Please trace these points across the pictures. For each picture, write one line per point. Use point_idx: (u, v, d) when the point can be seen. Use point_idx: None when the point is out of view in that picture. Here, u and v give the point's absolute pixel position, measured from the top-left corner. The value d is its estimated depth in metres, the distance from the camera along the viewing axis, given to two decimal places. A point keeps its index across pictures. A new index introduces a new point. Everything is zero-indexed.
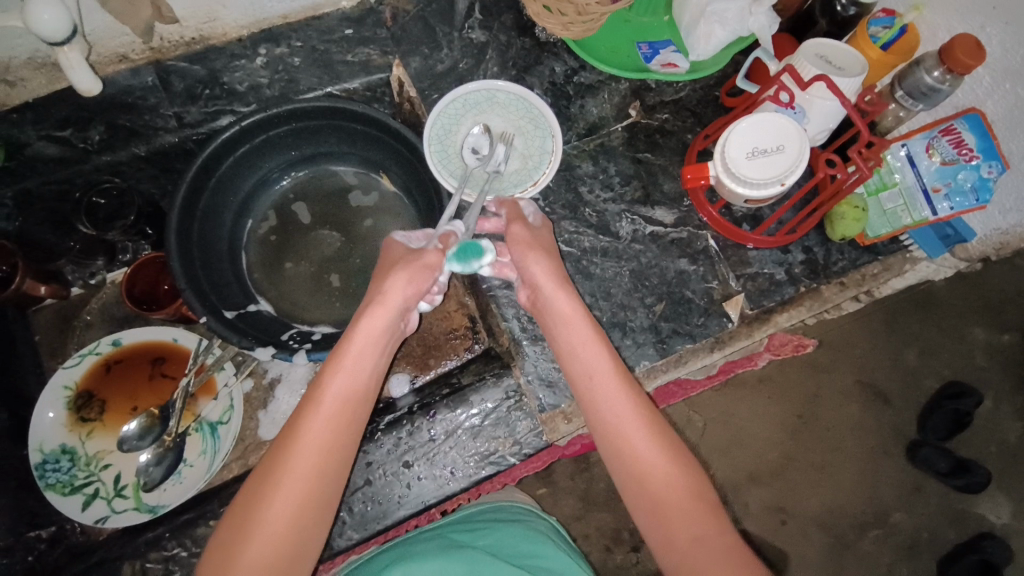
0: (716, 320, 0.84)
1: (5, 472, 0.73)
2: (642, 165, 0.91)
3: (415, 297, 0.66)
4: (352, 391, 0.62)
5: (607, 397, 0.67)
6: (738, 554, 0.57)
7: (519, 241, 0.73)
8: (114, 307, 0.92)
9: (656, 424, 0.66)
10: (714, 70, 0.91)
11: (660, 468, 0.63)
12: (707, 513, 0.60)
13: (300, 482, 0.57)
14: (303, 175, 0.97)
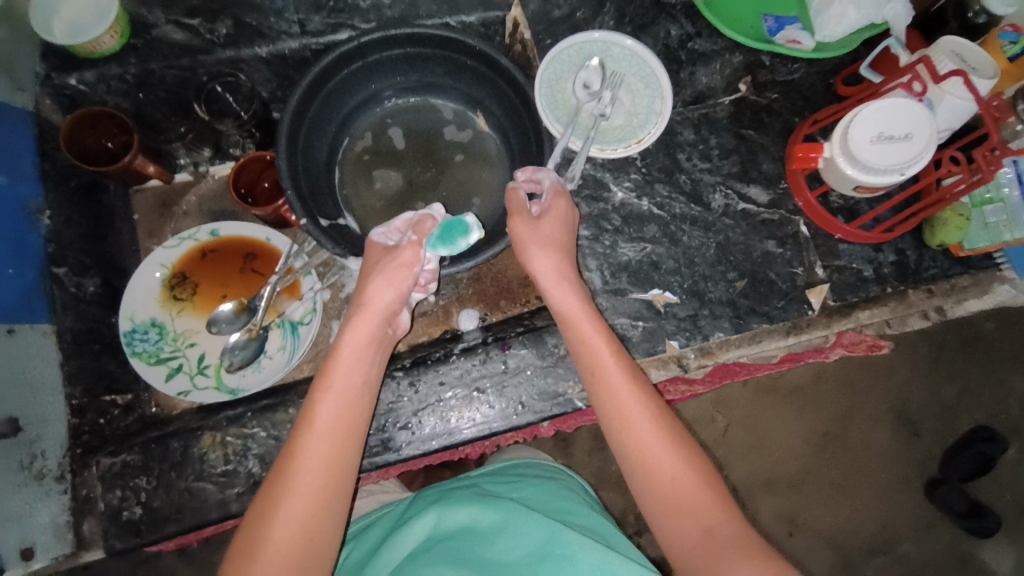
0: (796, 306, 0.83)
1: (92, 335, 0.77)
2: (743, 141, 0.89)
3: (397, 299, 0.68)
4: (346, 402, 0.65)
5: (616, 386, 0.67)
6: (750, 547, 0.60)
7: (525, 238, 0.72)
8: (212, 203, 0.92)
9: (665, 423, 0.66)
10: (840, 52, 0.89)
11: (672, 466, 0.65)
12: (720, 508, 0.63)
13: (308, 497, 0.61)
14: (402, 103, 0.98)
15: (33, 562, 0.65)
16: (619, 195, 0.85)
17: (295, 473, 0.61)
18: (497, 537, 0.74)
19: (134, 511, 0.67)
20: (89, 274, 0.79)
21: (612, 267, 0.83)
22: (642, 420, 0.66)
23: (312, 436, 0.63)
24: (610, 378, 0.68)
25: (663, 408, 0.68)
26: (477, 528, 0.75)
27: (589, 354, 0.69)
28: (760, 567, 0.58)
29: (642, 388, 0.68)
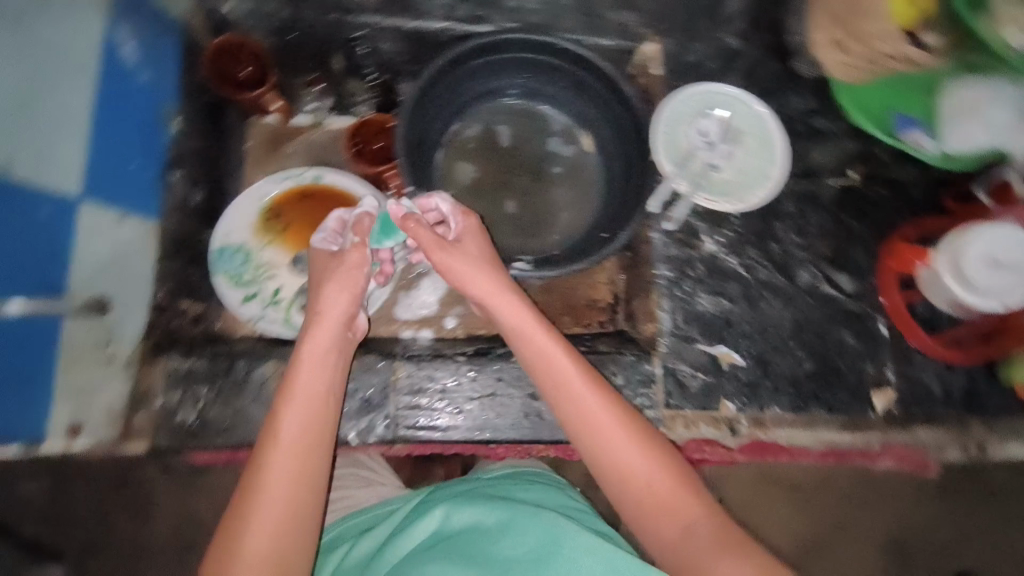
0: (858, 404, 0.83)
1: (183, 245, 0.80)
2: (842, 226, 0.88)
3: (352, 305, 0.65)
4: (309, 410, 0.57)
5: (618, 447, 0.58)
6: (733, 544, 0.52)
7: (457, 266, 0.68)
8: (318, 151, 0.93)
9: (635, 425, 0.59)
10: (971, 165, 0.86)
11: (645, 467, 0.57)
12: (696, 503, 0.56)
13: (273, 521, 0.52)
14: (515, 102, 0.99)
15: (77, 441, 0.67)
16: (709, 246, 0.86)
17: (256, 492, 0.53)
18: (497, 540, 0.56)
19: (188, 416, 0.71)
20: (200, 186, 0.83)
21: (686, 314, 0.84)
22: (613, 432, 0.58)
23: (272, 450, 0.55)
24: (575, 394, 0.60)
25: (631, 410, 0.61)
26: (473, 528, 0.59)
27: (549, 365, 0.62)
28: (751, 570, 0.49)
29: (606, 391, 0.61)
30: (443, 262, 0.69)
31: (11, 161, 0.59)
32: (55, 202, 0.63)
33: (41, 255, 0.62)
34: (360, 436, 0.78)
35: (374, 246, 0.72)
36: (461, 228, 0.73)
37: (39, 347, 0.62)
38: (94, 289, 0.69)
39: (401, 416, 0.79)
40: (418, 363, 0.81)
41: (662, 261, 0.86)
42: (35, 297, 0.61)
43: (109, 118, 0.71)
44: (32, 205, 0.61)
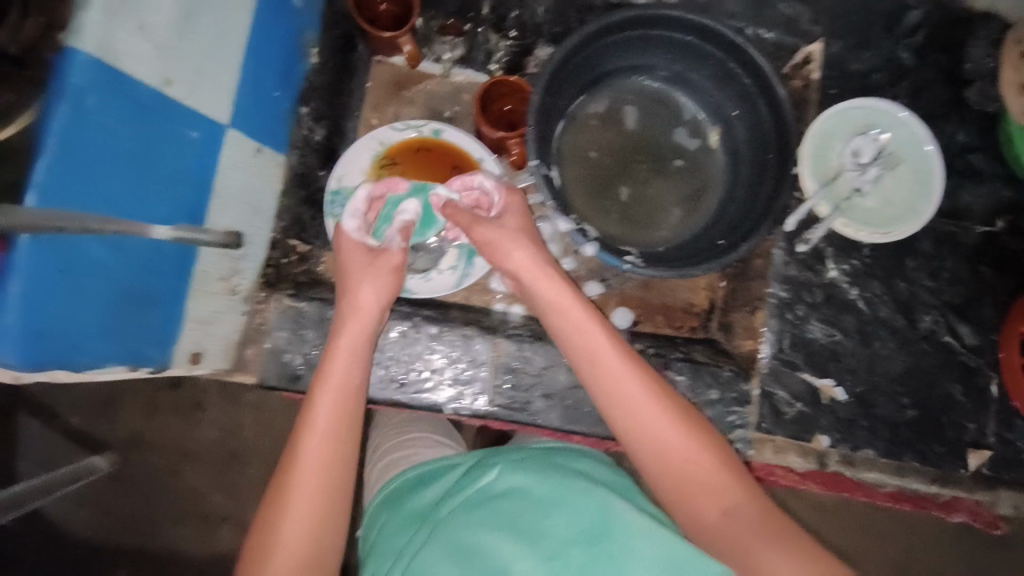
0: (952, 459, 0.80)
1: (302, 183, 0.78)
2: (976, 276, 0.83)
3: (389, 300, 0.67)
4: (342, 398, 0.60)
5: (654, 423, 0.58)
6: (780, 532, 0.52)
7: (494, 238, 0.70)
8: (437, 102, 0.91)
9: (673, 406, 0.59)
10: None
11: (691, 452, 0.57)
12: (740, 489, 0.55)
13: (309, 500, 0.56)
14: (654, 86, 0.95)
15: (196, 366, 0.66)
16: (832, 273, 0.81)
17: (294, 477, 0.56)
18: (548, 511, 0.52)
19: (294, 358, 0.72)
20: (321, 123, 0.80)
21: (794, 339, 0.81)
22: (647, 406, 0.59)
23: (307, 435, 0.58)
24: (611, 370, 0.61)
25: (674, 394, 0.60)
26: (525, 494, 0.54)
27: (585, 356, 0.62)
28: (797, 563, 0.49)
29: (649, 376, 0.61)
30: (487, 233, 0.71)
31: (172, 76, 0.53)
32: (202, 124, 0.58)
33: (185, 180, 0.58)
34: (453, 407, 0.77)
35: (418, 237, 0.80)
36: (504, 210, 0.73)
37: (171, 275, 0.59)
38: (224, 222, 0.65)
39: (495, 393, 0.77)
40: (518, 343, 0.79)
41: (779, 280, 0.82)
42: (177, 224, 0.57)
43: (262, 39, 0.65)
44: (182, 126, 0.56)
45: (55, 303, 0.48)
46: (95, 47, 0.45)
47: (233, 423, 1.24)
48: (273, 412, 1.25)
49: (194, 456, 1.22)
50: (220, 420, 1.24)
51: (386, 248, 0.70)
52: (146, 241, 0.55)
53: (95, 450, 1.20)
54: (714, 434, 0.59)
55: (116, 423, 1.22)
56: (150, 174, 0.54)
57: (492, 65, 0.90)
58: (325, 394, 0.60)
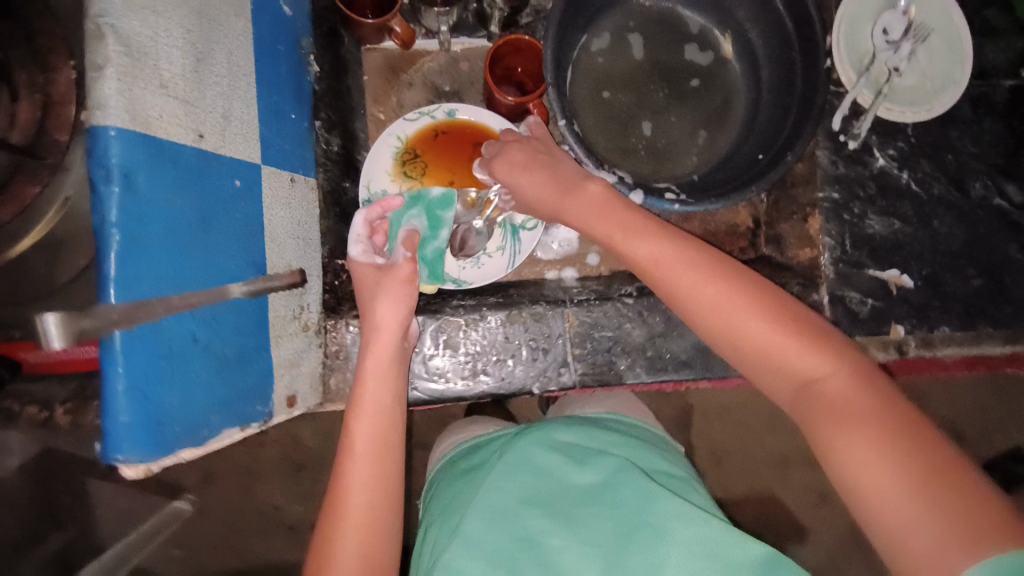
0: (1023, 318, 0.81)
1: (333, 199, 0.76)
2: (1014, 132, 0.83)
3: (408, 313, 0.64)
4: (378, 423, 0.61)
5: (742, 318, 0.54)
6: (857, 411, 0.49)
7: (525, 183, 0.71)
8: (437, 79, 0.87)
9: (760, 299, 0.54)
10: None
11: (760, 329, 0.53)
12: (821, 361, 0.52)
13: (358, 524, 0.56)
14: (654, 7, 0.92)
15: (293, 408, 0.66)
16: (880, 162, 0.80)
17: (341, 508, 0.57)
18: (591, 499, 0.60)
19: None
20: (334, 132, 0.77)
21: (855, 237, 0.80)
22: (732, 302, 0.54)
23: (350, 461, 0.59)
24: (682, 274, 0.57)
25: (761, 283, 0.56)
26: (541, 514, 0.59)
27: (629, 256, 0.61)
28: (874, 448, 0.47)
29: (706, 259, 0.57)
30: (534, 193, 0.71)
31: (202, 129, 0.50)
32: (242, 170, 0.56)
33: (243, 232, 0.56)
34: (542, 385, 0.77)
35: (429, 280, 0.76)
36: (517, 177, 0.71)
37: (255, 329, 0.58)
38: (286, 261, 0.64)
39: (575, 360, 0.78)
40: (588, 307, 0.78)
41: (829, 181, 0.81)
42: (247, 279, 0.56)
43: (266, 63, 0.61)
44: (227, 178, 0.54)
45: (165, 388, 0.48)
46: (126, 119, 0.42)
47: (293, 438, 1.28)
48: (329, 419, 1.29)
49: (265, 476, 1.29)
50: (283, 439, 1.28)
51: (393, 262, 0.66)
52: (228, 303, 0.54)
53: (174, 495, 1.26)
54: (792, 308, 0.54)
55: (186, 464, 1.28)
56: (213, 238, 0.52)
57: (491, 27, 0.83)
58: (360, 419, 0.61)
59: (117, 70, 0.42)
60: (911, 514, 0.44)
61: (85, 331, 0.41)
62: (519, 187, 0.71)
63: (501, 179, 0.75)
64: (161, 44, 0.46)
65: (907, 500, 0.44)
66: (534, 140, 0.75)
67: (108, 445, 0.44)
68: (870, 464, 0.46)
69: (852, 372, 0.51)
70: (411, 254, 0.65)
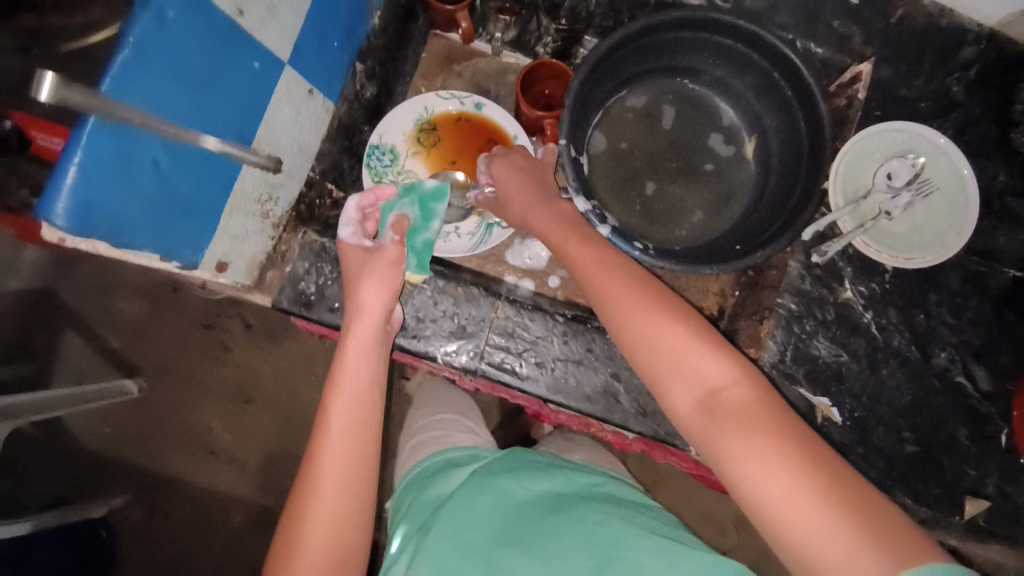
0: (948, 504, 0.76)
1: (345, 133, 0.85)
2: (1002, 321, 0.80)
3: (391, 297, 0.69)
4: (360, 392, 0.63)
5: (654, 332, 0.57)
6: (765, 425, 0.51)
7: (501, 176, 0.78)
8: (481, 81, 0.96)
9: (669, 315, 0.58)
10: None
11: (676, 342, 0.56)
12: (727, 372, 0.54)
13: (334, 501, 0.58)
14: (694, 90, 0.97)
15: (221, 275, 0.72)
16: (848, 293, 0.80)
17: (315, 487, 0.58)
18: (557, 534, 0.62)
19: (309, 287, 0.77)
20: (372, 82, 0.87)
21: (798, 354, 0.79)
22: (649, 319, 0.58)
23: (328, 439, 0.60)
24: (609, 282, 0.62)
25: (669, 299, 0.60)
26: (509, 551, 0.61)
27: (583, 268, 0.65)
28: (779, 466, 0.49)
29: (639, 281, 0.61)
30: (509, 187, 0.77)
31: (244, 8, 0.61)
32: (264, 57, 0.66)
33: (241, 103, 0.65)
34: (449, 363, 0.79)
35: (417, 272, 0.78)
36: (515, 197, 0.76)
37: (216, 185, 0.66)
38: (271, 148, 0.72)
39: (488, 352, 0.80)
40: (520, 309, 0.81)
41: (790, 292, 0.81)
42: (227, 140, 0.64)
43: None
44: (247, 56, 0.63)
45: (111, 183, 0.54)
46: None
47: (252, 370, 1.34)
48: (287, 364, 1.34)
49: (210, 393, 1.34)
50: (242, 366, 1.34)
51: (382, 244, 0.71)
52: (200, 149, 0.62)
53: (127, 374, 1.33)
54: (703, 327, 0.57)
55: (146, 351, 1.35)
56: (211, 91, 0.61)
57: (540, 48, 0.93)
58: (343, 393, 0.63)
59: None
60: (829, 532, 0.46)
61: (67, 100, 0.47)
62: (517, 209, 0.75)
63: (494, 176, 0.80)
64: None
65: (824, 521, 0.46)
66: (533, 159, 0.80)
67: (43, 205, 0.51)
68: (780, 483, 0.48)
69: (757, 387, 0.53)
70: (400, 245, 0.71)
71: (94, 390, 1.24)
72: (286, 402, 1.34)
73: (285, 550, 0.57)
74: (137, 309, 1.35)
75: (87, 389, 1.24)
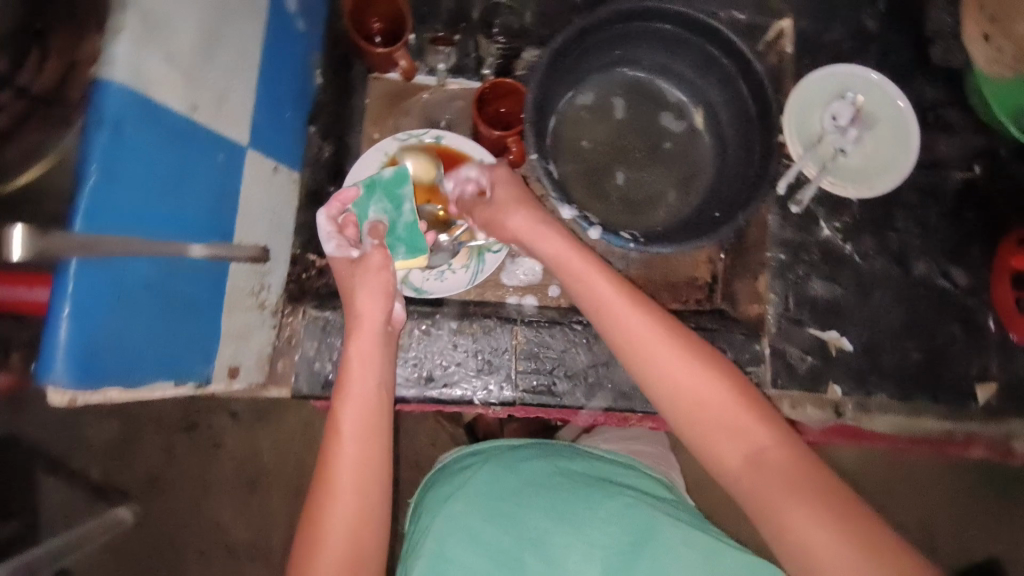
0: (961, 396, 0.83)
1: (315, 199, 0.82)
2: (962, 221, 0.87)
3: (387, 304, 0.65)
4: (371, 416, 0.60)
5: (697, 379, 0.58)
6: (806, 483, 0.53)
7: (501, 179, 0.76)
8: (434, 114, 0.94)
9: (713, 363, 0.59)
10: None
11: (721, 399, 0.57)
12: (765, 430, 0.56)
13: (343, 552, 0.54)
14: (638, 76, 0.99)
15: (234, 381, 0.69)
16: (825, 232, 0.86)
17: (323, 531, 0.55)
18: (593, 506, 0.63)
19: (324, 366, 0.75)
20: (328, 141, 0.85)
21: (799, 298, 0.84)
22: (694, 372, 0.58)
23: (338, 477, 0.56)
24: (641, 329, 0.61)
25: (710, 349, 0.60)
26: (542, 513, 0.63)
27: (616, 320, 0.62)
28: (814, 509, 0.51)
29: (676, 338, 0.60)
30: (502, 192, 0.75)
31: (196, 103, 0.58)
32: (226, 147, 0.63)
33: (215, 200, 0.62)
34: (482, 398, 0.79)
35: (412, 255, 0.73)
36: (523, 232, 0.71)
37: (210, 291, 0.62)
38: (253, 238, 0.69)
39: (518, 378, 0.80)
40: (537, 329, 0.81)
41: (777, 244, 0.86)
42: (212, 243, 0.61)
43: (268, 66, 0.69)
44: (209, 150, 0.60)
45: (107, 322, 0.50)
46: (128, 76, 0.49)
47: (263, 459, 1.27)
48: (289, 440, 1.27)
49: (215, 493, 1.25)
50: (241, 456, 1.26)
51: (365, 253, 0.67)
52: (186, 260, 0.58)
53: (118, 500, 1.22)
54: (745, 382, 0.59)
55: (134, 469, 1.25)
56: (185, 197, 0.58)
57: (484, 70, 0.94)
58: (353, 417, 0.59)
59: (130, 36, 0.49)
60: None
61: (47, 250, 0.44)
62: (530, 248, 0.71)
63: (493, 178, 0.77)
64: (175, 23, 0.54)
65: (857, 563, 0.49)
66: (499, 163, 0.79)
67: (40, 368, 0.46)
68: (821, 530, 0.50)
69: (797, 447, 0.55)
70: (377, 245, 0.67)
71: (82, 529, 1.15)
72: (297, 478, 1.26)
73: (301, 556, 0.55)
74: (113, 427, 1.25)
75: (77, 530, 1.15)
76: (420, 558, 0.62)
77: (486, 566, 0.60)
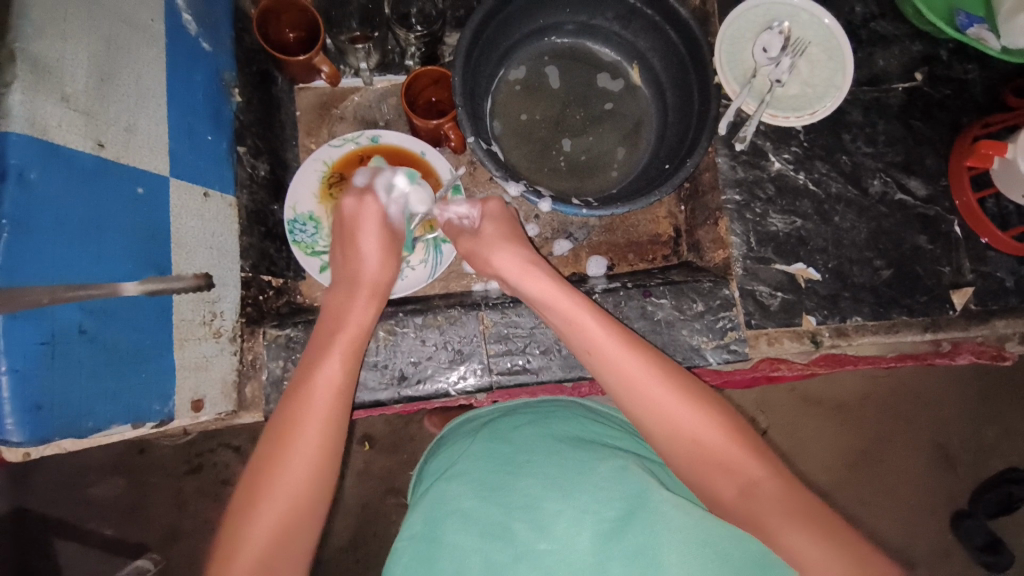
0: (938, 306, 0.83)
1: (258, 219, 0.81)
2: (911, 131, 0.86)
3: (386, 270, 0.71)
4: (347, 366, 0.60)
5: (686, 414, 0.58)
6: (802, 507, 0.52)
7: (487, 228, 0.74)
8: (366, 113, 0.96)
9: (703, 398, 0.59)
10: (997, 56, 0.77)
11: (714, 434, 0.57)
12: (758, 462, 0.55)
13: (292, 496, 0.52)
14: (566, 42, 0.98)
15: (200, 413, 0.68)
16: (776, 165, 0.85)
17: (280, 458, 0.53)
18: (583, 477, 0.58)
19: None
20: (261, 159, 0.83)
21: (760, 235, 0.83)
22: (686, 408, 0.58)
23: (306, 411, 0.56)
24: (631, 368, 0.60)
25: (706, 389, 0.61)
26: (528, 481, 0.59)
27: (611, 361, 0.62)
28: (810, 529, 0.50)
29: (673, 378, 0.60)
30: (483, 228, 0.74)
31: (102, 139, 0.57)
32: (145, 179, 0.61)
33: (144, 234, 0.60)
34: (458, 388, 0.78)
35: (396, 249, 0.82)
36: (510, 271, 0.70)
37: (154, 328, 0.61)
38: (194, 267, 0.68)
39: (491, 363, 0.79)
40: (503, 311, 0.80)
41: (730, 185, 0.85)
42: (146, 278, 0.60)
43: (178, 93, 0.68)
44: (126, 184, 0.59)
45: (45, 372, 0.50)
46: (26, 126, 0.49)
47: None
48: None
49: None
50: None
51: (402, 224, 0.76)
52: (122, 301, 0.57)
53: (136, 553, 1.22)
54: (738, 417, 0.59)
55: (146, 521, 1.24)
56: (109, 236, 0.56)
57: (408, 61, 0.94)
58: (331, 363, 0.60)
59: (21, 85, 0.49)
60: None
61: None
62: (516, 286, 0.68)
63: (483, 212, 0.76)
64: (65, 64, 0.53)
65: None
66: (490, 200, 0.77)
67: None
68: (817, 549, 0.49)
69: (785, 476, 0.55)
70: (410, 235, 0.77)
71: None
72: None
73: (236, 520, 0.51)
74: (116, 485, 1.24)
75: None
76: (407, 545, 0.59)
77: (476, 541, 0.55)
